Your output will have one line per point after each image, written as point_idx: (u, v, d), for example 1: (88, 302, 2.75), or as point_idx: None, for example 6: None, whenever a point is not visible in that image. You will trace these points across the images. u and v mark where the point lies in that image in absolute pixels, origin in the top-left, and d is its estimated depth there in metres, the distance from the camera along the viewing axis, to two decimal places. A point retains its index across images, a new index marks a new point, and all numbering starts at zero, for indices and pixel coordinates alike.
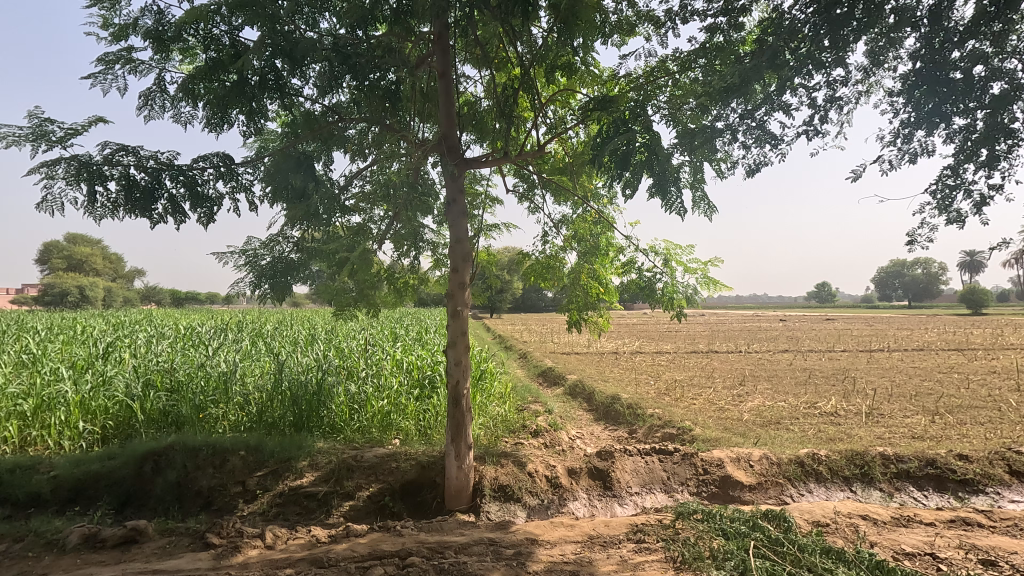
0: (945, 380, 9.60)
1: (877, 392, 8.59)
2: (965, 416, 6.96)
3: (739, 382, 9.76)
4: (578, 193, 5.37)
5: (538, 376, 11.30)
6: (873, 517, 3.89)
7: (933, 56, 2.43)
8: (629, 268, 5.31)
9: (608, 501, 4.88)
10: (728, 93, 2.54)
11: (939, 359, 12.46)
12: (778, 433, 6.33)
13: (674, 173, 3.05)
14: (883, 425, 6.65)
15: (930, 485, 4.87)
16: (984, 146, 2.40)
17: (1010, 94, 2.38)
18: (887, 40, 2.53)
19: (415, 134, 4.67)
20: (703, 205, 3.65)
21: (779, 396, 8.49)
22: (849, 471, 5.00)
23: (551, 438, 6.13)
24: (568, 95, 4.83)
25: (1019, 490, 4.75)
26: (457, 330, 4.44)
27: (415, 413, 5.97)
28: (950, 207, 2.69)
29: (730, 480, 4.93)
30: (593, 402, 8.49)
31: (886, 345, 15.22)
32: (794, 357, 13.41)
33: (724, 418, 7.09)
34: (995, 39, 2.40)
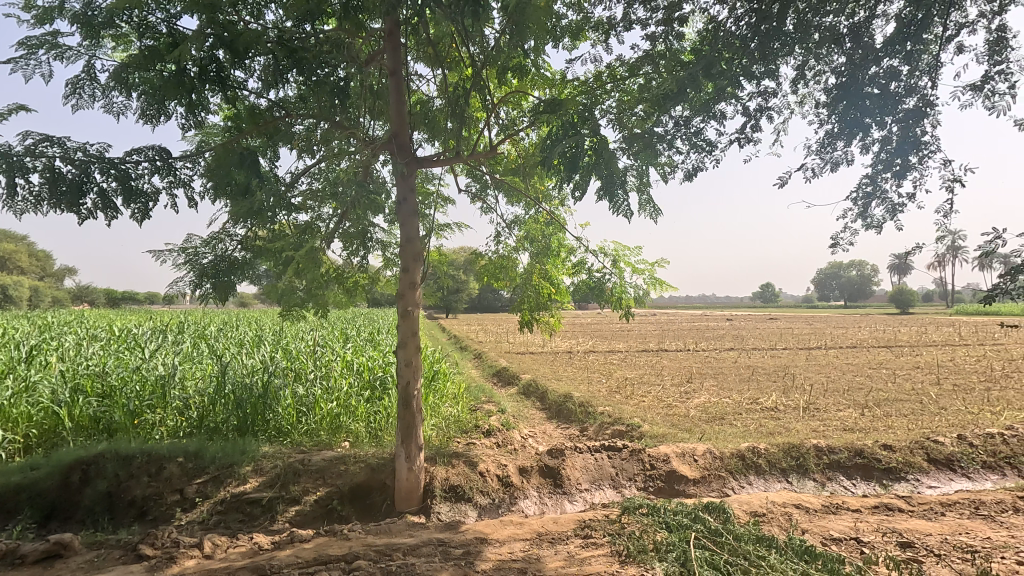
0: (875, 375, 10.22)
1: (813, 387, 9.07)
2: (891, 408, 7.43)
3: (687, 380, 10.09)
4: (529, 194, 5.43)
5: (493, 375, 11.33)
6: (805, 506, 4.12)
7: (855, 71, 2.57)
8: (580, 268, 5.40)
9: (559, 499, 4.96)
10: (667, 100, 2.61)
11: (871, 356, 13.22)
12: (722, 428, 6.58)
13: (621, 176, 3.13)
14: (817, 418, 7.03)
15: (858, 474, 5.18)
16: (897, 156, 2.56)
17: (921, 109, 2.55)
18: (811, 55, 2.67)
19: (365, 131, 4.61)
20: (649, 208, 3.75)
21: (723, 393, 8.83)
22: (786, 463, 5.25)
23: (503, 437, 6.16)
24: (520, 97, 4.88)
25: (936, 477, 5.13)
26: (408, 330, 4.39)
27: (365, 415, 5.88)
28: (868, 213, 2.85)
29: (675, 475, 5.09)
30: (545, 401, 8.57)
31: (824, 344, 16.03)
32: (738, 354, 13.96)
33: (671, 415, 7.31)
34: (909, 57, 2.56)
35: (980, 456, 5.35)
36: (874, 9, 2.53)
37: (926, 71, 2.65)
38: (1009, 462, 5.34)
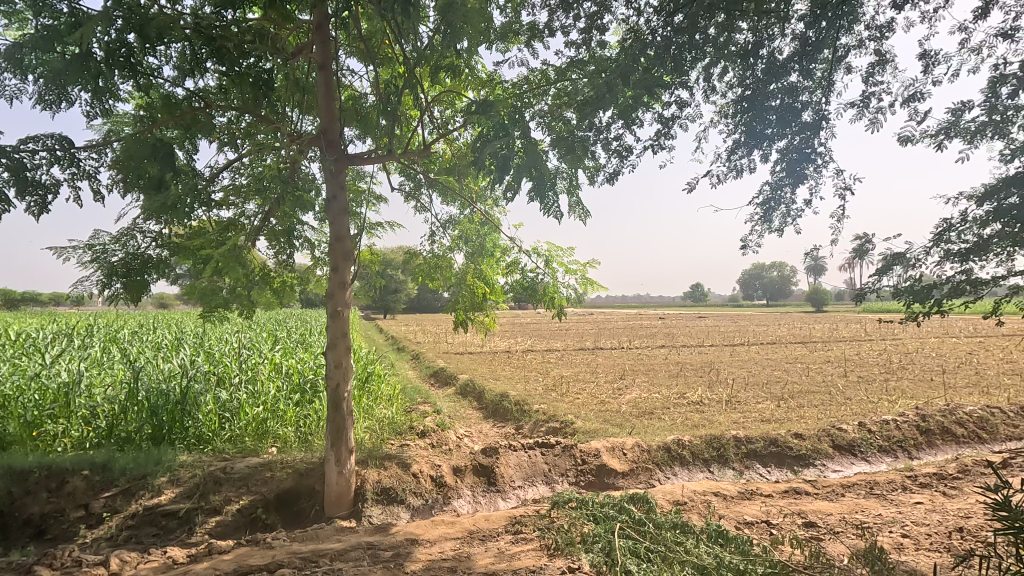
0: (791, 369, 10.95)
1: (736, 382, 9.61)
2: (804, 400, 7.99)
3: (620, 376, 10.42)
4: (464, 194, 5.44)
5: (430, 376, 11.24)
6: (723, 494, 4.37)
7: (759, 85, 2.74)
8: (513, 268, 5.47)
9: (492, 497, 5.00)
10: (591, 106, 2.68)
11: (788, 351, 14.15)
12: (651, 422, 6.85)
13: (552, 179, 3.20)
14: (738, 410, 7.46)
15: (772, 461, 5.54)
16: (797, 166, 2.76)
17: (817, 122, 2.76)
18: (717, 67, 2.82)
19: (293, 126, 4.45)
20: (578, 210, 3.85)
21: (653, 388, 9.18)
22: (708, 453, 5.54)
23: (438, 438, 6.13)
24: (454, 97, 4.88)
25: (839, 461, 5.58)
26: (337, 331, 4.28)
27: (294, 420, 5.69)
28: (774, 217, 3.06)
29: (605, 469, 5.26)
30: (482, 401, 8.59)
31: (747, 340, 17.03)
32: (669, 351, 14.54)
33: (603, 411, 7.52)
34: (806, 74, 2.75)
35: (877, 440, 5.87)
36: (775, 28, 2.71)
37: (822, 87, 2.87)
38: (901, 445, 5.89)
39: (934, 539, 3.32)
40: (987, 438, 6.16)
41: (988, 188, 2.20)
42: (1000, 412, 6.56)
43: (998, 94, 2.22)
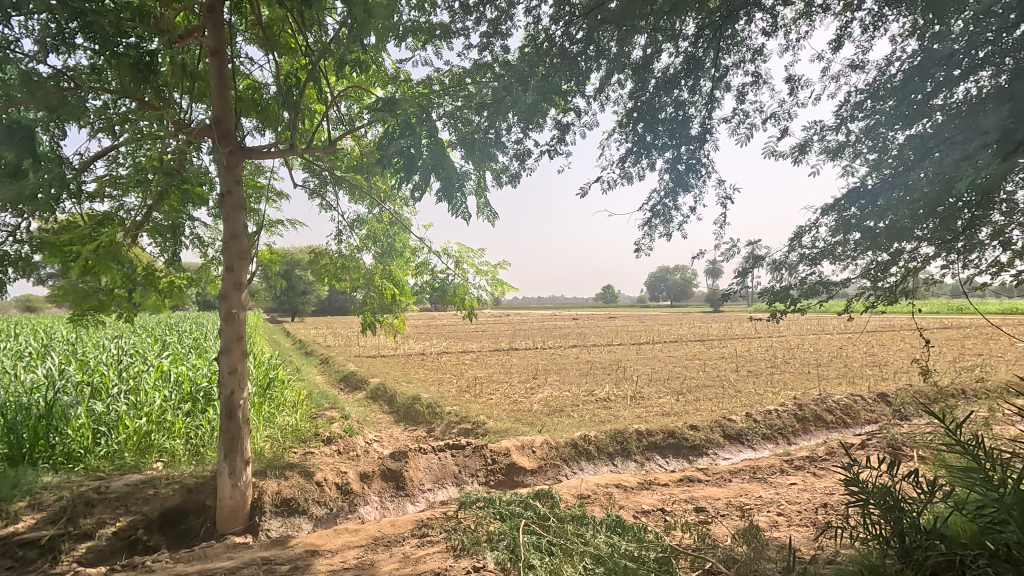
0: (691, 365, 11.71)
1: (641, 378, 10.12)
2: (700, 394, 8.58)
3: (533, 376, 10.62)
4: (372, 193, 5.31)
5: (340, 381, 10.84)
6: (624, 485, 4.59)
7: (649, 98, 2.90)
8: (423, 269, 5.42)
9: (401, 501, 4.91)
10: (496, 109, 2.71)
11: (688, 348, 15.11)
12: (561, 420, 7.04)
13: (459, 181, 3.20)
14: (641, 405, 7.86)
15: (670, 452, 5.89)
16: (685, 175, 2.95)
17: (702, 135, 2.97)
18: (613, 78, 2.95)
19: (183, 114, 4.12)
20: (486, 211, 3.89)
21: (564, 387, 9.45)
22: (612, 447, 5.79)
23: (345, 444, 5.93)
24: (362, 93, 4.76)
25: (728, 449, 6.04)
26: (231, 335, 4.00)
27: (184, 431, 5.27)
28: (667, 223, 3.24)
29: (514, 467, 5.34)
30: (394, 405, 8.40)
31: (652, 339, 18.00)
32: (581, 351, 15.03)
33: (515, 410, 7.63)
34: (692, 89, 2.96)
35: (761, 429, 6.43)
36: (666, 45, 2.88)
37: (706, 103, 3.08)
38: (781, 432, 6.48)
39: (803, 515, 3.69)
40: (850, 422, 6.95)
41: (837, 200, 2.46)
42: (861, 398, 7.42)
43: (848, 117, 2.50)
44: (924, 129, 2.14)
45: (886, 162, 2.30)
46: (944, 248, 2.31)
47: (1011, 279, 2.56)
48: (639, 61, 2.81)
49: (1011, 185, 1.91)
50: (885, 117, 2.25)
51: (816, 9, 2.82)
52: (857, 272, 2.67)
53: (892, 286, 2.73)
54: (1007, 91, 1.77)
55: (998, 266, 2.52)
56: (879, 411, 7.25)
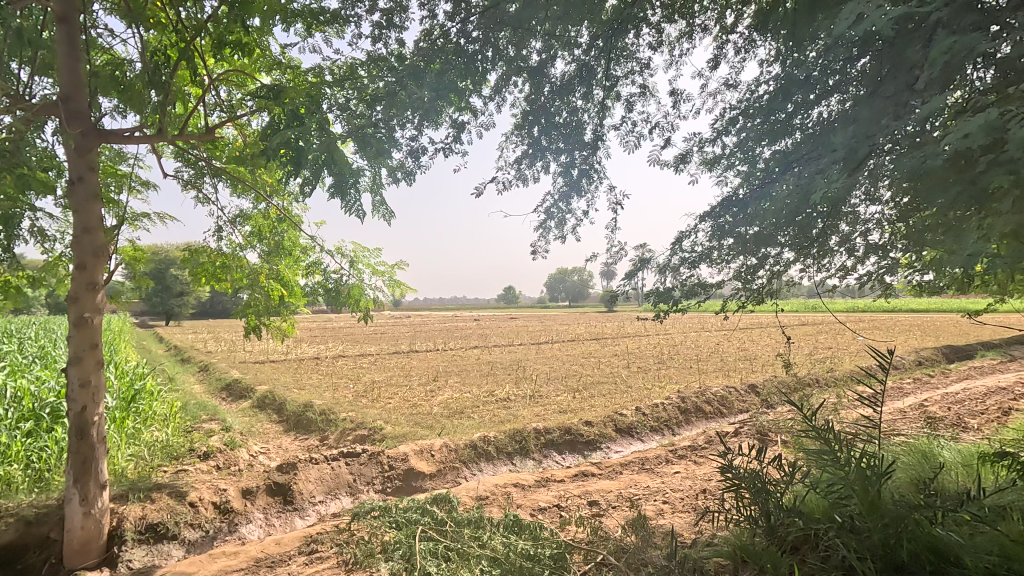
0: (587, 363, 12.18)
1: (539, 377, 10.34)
2: (595, 390, 8.93)
3: (433, 378, 10.47)
4: (257, 187, 4.93)
5: (221, 390, 9.96)
6: (521, 484, 4.64)
7: (543, 101, 2.94)
8: (314, 268, 5.13)
9: (288, 516, 4.59)
10: (398, 108, 2.61)
11: (585, 347, 15.72)
12: (461, 421, 7.00)
13: (353, 178, 3.04)
14: (540, 404, 8.03)
15: (566, 448, 6.06)
16: (578, 178, 3.04)
17: (594, 141, 3.07)
18: (510, 80, 2.96)
19: (21, 88, 3.53)
20: (382, 210, 3.74)
21: (464, 388, 9.41)
22: (511, 447, 5.84)
23: (225, 459, 5.45)
24: (246, 78, 4.40)
25: (619, 442, 6.34)
26: (82, 343, 3.49)
27: (23, 455, 4.52)
28: (561, 225, 3.31)
29: (412, 472, 5.21)
30: (282, 413, 7.87)
31: (551, 338, 18.51)
32: (482, 351, 15.08)
33: (414, 414, 7.46)
34: (585, 97, 3.04)
35: (649, 421, 6.82)
36: (560, 52, 2.94)
37: (598, 111, 3.19)
38: (667, 424, 6.92)
39: (686, 501, 3.95)
40: (726, 412, 7.59)
41: (714, 207, 2.64)
42: (735, 390, 8.14)
43: (723, 131, 2.71)
44: (787, 145, 2.37)
45: (755, 174, 2.51)
46: (802, 252, 2.57)
47: (854, 281, 2.91)
48: (532, 65, 2.84)
49: (854, 198, 2.16)
50: (755, 133, 2.46)
51: (695, 29, 3.02)
52: (730, 275, 2.90)
53: (760, 286, 2.99)
54: (852, 114, 1.99)
55: (844, 269, 2.85)
56: (749, 401, 8.00)
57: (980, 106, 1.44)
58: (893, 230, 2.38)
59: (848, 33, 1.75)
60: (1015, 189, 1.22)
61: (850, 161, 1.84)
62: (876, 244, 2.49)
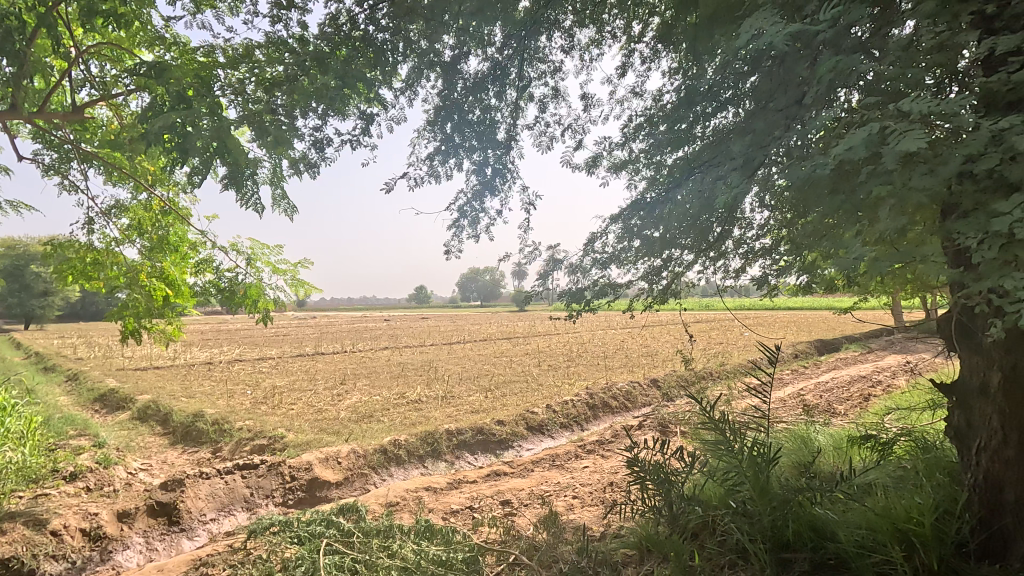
0: (499, 362, 12.26)
1: (451, 377, 10.26)
2: (507, 389, 9.00)
3: (340, 381, 10.03)
4: (137, 175, 4.46)
5: (94, 401, 8.89)
6: (433, 487, 4.56)
7: (455, 97, 2.89)
8: (205, 266, 4.73)
9: (174, 538, 4.17)
10: (304, 96, 2.43)
11: (497, 346, 15.82)
12: (370, 425, 6.76)
13: (250, 168, 2.81)
14: (452, 404, 7.95)
15: (479, 448, 6.03)
16: (490, 176, 3.02)
17: (506, 141, 3.07)
18: (422, 74, 2.88)
19: None
20: (283, 204, 3.50)
21: (374, 391, 9.11)
22: (422, 450, 5.72)
23: (97, 479, 4.85)
24: (124, 54, 3.96)
25: (531, 440, 6.42)
26: None
27: None
28: (475, 224, 3.28)
29: (317, 482, 4.94)
30: (168, 425, 7.16)
31: (463, 338, 18.44)
32: (392, 352, 14.70)
33: (320, 419, 7.10)
34: (498, 95, 3.03)
35: (559, 418, 6.98)
36: (473, 49, 2.90)
37: (511, 110, 3.19)
38: (575, 420, 7.12)
39: (594, 495, 4.07)
40: (631, 406, 7.95)
41: (622, 210, 2.73)
42: (638, 385, 8.56)
43: (631, 136, 2.81)
44: (688, 152, 2.49)
45: (659, 179, 2.62)
46: (701, 254, 2.72)
47: (746, 282, 3.13)
48: (444, 59, 2.77)
49: (748, 204, 2.31)
50: (660, 140, 2.58)
51: (604, 37, 3.12)
52: (637, 276, 3.01)
53: (664, 286, 3.13)
54: (746, 126, 2.12)
55: (737, 271, 3.07)
56: (651, 395, 8.44)
57: (858, 121, 1.57)
58: (779, 235, 2.59)
59: (746, 47, 1.84)
60: (890, 199, 1.34)
61: (747, 168, 1.95)
62: (765, 247, 2.69)
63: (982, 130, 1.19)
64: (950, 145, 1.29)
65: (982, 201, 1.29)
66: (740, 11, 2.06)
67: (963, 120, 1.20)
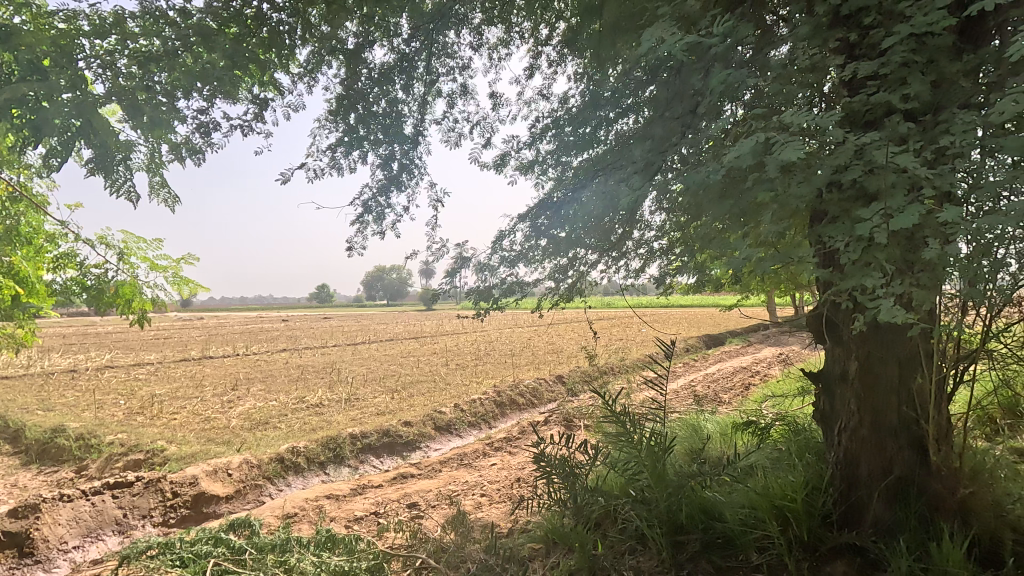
0: (406, 362, 12.01)
1: (355, 379, 9.88)
2: (414, 390, 8.84)
3: (231, 387, 9.30)
4: None
5: None
6: (336, 494, 4.36)
7: (359, 87, 2.77)
8: (67, 261, 4.18)
9: (26, 572, 3.63)
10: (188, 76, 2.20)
11: (403, 346, 15.48)
12: (265, 433, 6.33)
13: (121, 150, 2.50)
14: (356, 407, 7.66)
15: (385, 451, 5.86)
16: (396, 170, 2.93)
17: (413, 135, 2.99)
18: (323, 60, 2.73)
19: None
20: (163, 192, 3.17)
21: (270, 396, 8.53)
22: (323, 456, 5.45)
23: None
24: None
25: (439, 440, 6.35)
26: None
27: None
28: (380, 220, 3.17)
29: (203, 496, 4.55)
30: (18, 444, 6.23)
31: (368, 338, 17.86)
32: (291, 355, 13.88)
33: (207, 429, 6.52)
34: (404, 87, 2.94)
35: (467, 417, 6.97)
36: (379, 38, 2.80)
37: (418, 105, 3.12)
38: (483, 418, 7.15)
39: (502, 492, 4.10)
40: (537, 402, 8.12)
41: (530, 209, 2.75)
42: (544, 381, 8.76)
43: (538, 137, 2.86)
44: (592, 155, 2.58)
45: (565, 180, 2.69)
46: (604, 254, 2.83)
47: (645, 281, 3.31)
48: (347, 47, 2.65)
49: (647, 207, 2.44)
50: (566, 142, 2.64)
51: (512, 38, 3.15)
52: (544, 275, 3.08)
53: (569, 286, 3.23)
54: (646, 132, 2.24)
55: (637, 271, 3.24)
56: (557, 391, 8.68)
57: (744, 132, 1.71)
58: (673, 237, 2.76)
59: (647, 57, 1.94)
60: (773, 204, 1.46)
61: (646, 173, 2.06)
62: (661, 248, 2.86)
63: (848, 145, 1.33)
64: (821, 157, 1.44)
65: (847, 208, 1.46)
66: (642, 22, 2.16)
67: (832, 136, 1.34)
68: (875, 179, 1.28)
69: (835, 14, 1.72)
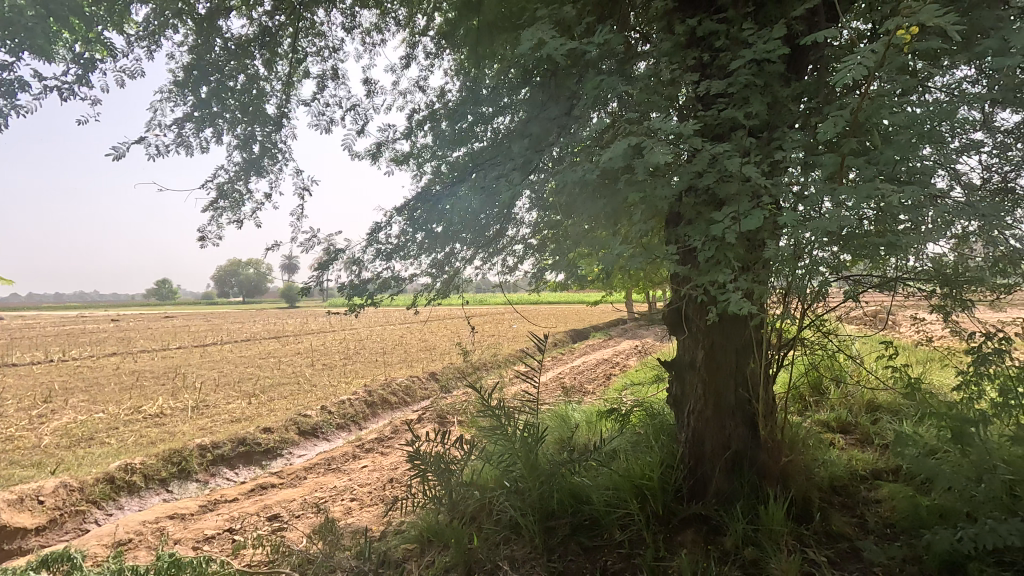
0: (264, 364, 11.09)
1: (204, 384, 8.90)
2: (274, 393, 8.19)
3: (42, 398, 7.86)
4: None
5: None
6: (181, 514, 3.89)
7: (213, 59, 2.49)
8: None
9: None
10: None
11: (262, 346, 14.28)
12: (89, 450, 5.44)
13: None
14: (206, 415, 6.90)
15: (240, 462, 5.36)
16: (255, 153, 2.67)
17: (276, 116, 2.76)
18: (167, 22, 2.41)
19: None
20: None
21: (95, 407, 7.36)
22: (165, 472, 4.84)
23: None
24: None
25: (303, 446, 5.96)
26: None
27: None
28: (238, 207, 2.87)
29: (4, 531, 3.78)
30: None
31: (220, 338, 16.20)
32: (122, 359, 12.09)
33: (8, 450, 5.44)
34: (266, 64, 2.70)
35: (334, 419, 6.62)
36: (235, 7, 2.54)
37: (282, 84, 2.88)
38: (353, 419, 6.85)
39: (372, 495, 3.96)
40: (409, 401, 7.97)
41: (406, 202, 2.67)
42: (417, 379, 8.62)
43: (414, 129, 2.79)
44: (469, 151, 2.57)
45: (443, 175, 2.66)
46: (480, 250, 2.85)
47: (519, 278, 3.39)
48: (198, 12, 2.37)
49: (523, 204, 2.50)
50: (443, 137, 2.56)
51: (386, 25, 3.04)
52: (421, 270, 3.02)
53: (445, 281, 3.20)
54: (523, 130, 2.30)
55: (511, 268, 3.31)
56: (430, 388, 8.59)
57: (614, 137, 1.82)
58: (546, 235, 2.87)
59: (528, 56, 1.99)
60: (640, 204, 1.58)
61: (523, 170, 2.10)
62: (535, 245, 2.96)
63: (704, 154, 1.47)
64: (681, 163, 1.59)
65: (700, 211, 1.62)
66: (522, 21, 2.22)
67: (691, 144, 1.48)
68: (726, 186, 1.44)
69: (691, 35, 1.91)
